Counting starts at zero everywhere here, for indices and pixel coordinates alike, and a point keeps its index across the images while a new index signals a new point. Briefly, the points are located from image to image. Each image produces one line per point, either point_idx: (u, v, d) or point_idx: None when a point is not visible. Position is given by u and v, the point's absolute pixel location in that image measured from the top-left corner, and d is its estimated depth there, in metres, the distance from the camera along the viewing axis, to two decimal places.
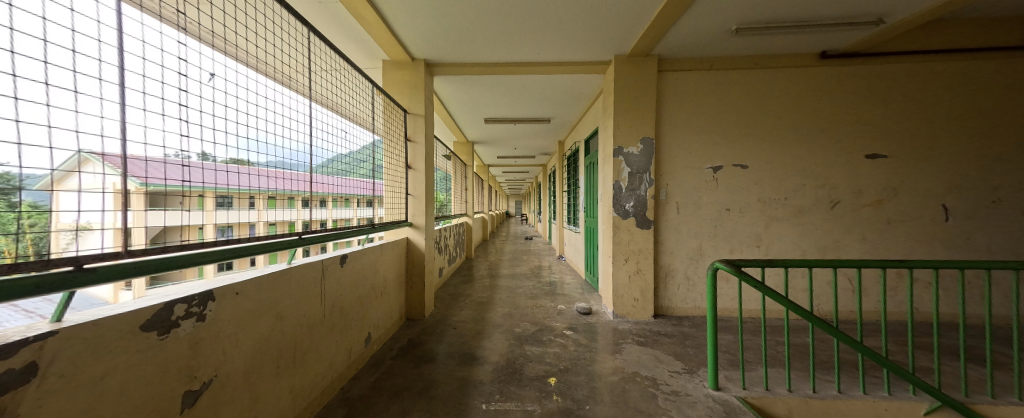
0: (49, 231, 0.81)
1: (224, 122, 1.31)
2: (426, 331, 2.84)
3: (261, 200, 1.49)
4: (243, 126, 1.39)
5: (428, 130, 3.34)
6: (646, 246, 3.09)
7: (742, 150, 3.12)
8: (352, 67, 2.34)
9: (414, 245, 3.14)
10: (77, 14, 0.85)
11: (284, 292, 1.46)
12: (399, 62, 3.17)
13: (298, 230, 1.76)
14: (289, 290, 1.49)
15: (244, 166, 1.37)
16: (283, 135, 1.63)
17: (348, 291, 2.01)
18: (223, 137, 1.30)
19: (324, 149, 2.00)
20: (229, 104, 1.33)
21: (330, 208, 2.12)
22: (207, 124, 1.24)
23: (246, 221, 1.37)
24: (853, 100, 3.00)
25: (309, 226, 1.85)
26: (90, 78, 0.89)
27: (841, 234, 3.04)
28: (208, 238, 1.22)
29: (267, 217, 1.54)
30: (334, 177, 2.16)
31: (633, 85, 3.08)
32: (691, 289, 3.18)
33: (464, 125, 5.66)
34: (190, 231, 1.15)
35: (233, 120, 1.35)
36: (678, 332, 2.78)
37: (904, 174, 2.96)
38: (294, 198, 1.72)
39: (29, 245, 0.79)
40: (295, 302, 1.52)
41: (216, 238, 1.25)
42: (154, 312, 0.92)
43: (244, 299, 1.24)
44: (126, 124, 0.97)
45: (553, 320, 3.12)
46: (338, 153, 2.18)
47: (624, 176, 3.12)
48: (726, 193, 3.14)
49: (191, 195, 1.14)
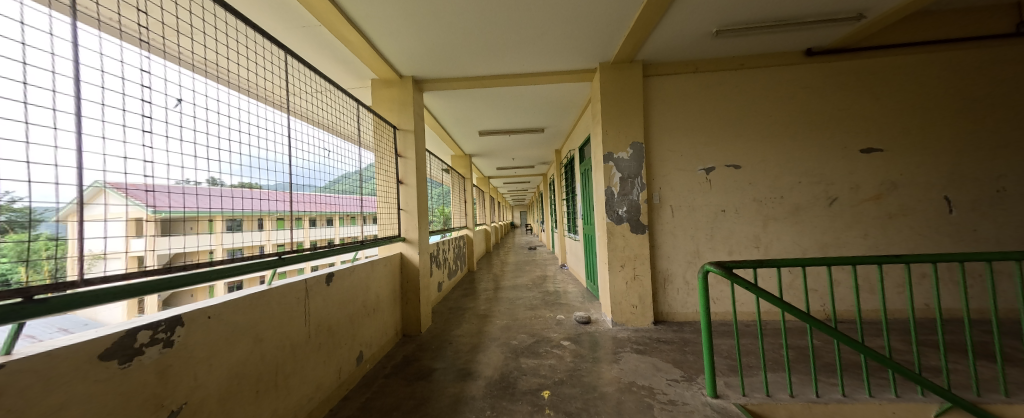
0: (65, 259, 0.91)
1: (196, 147, 1.30)
2: (421, 346, 2.80)
3: (269, 221, 1.66)
4: (214, 151, 1.39)
5: (419, 145, 3.39)
6: (642, 251, 3.04)
7: (733, 150, 3.10)
8: (337, 87, 2.38)
9: (408, 259, 3.14)
10: (28, 47, 0.84)
11: (263, 314, 1.46)
12: (390, 80, 3.26)
13: (306, 248, 1.96)
14: (267, 310, 1.48)
15: (256, 189, 1.56)
16: (259, 156, 1.62)
17: (335, 309, 2.00)
18: (194, 162, 1.28)
19: (307, 169, 2.02)
20: (199, 128, 1.33)
21: (337, 226, 2.25)
22: (176, 150, 1.22)
23: (252, 242, 1.54)
24: (842, 95, 2.98)
25: (318, 244, 2.08)
26: (41, 109, 0.86)
27: (841, 230, 2.97)
28: (217, 258, 1.39)
29: (274, 237, 1.69)
30: (342, 196, 2.39)
31: (619, 90, 3.10)
32: (691, 294, 3.10)
33: (459, 138, 5.73)
34: (197, 254, 1.27)
35: (204, 144, 1.34)
36: (678, 338, 2.71)
37: (901, 167, 2.91)
38: (301, 218, 1.94)
39: (47, 271, 0.88)
40: (275, 324, 1.52)
41: (226, 257, 1.44)
42: (114, 340, 0.93)
43: (217, 323, 1.25)
44: (81, 153, 0.93)
45: (552, 331, 3.06)
46: (339, 174, 2.38)
47: (616, 182, 3.10)
48: (720, 194, 3.10)
49: (199, 220, 1.28)
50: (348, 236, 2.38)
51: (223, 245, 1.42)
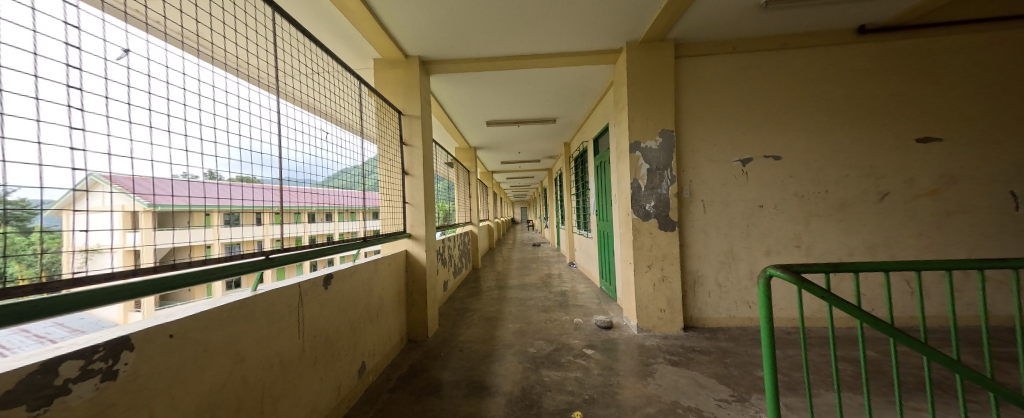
0: (60, 254, 0.78)
1: (150, 114, 1.01)
2: (429, 354, 2.54)
3: (267, 215, 1.47)
4: (177, 120, 1.09)
5: (426, 134, 3.09)
6: (671, 250, 2.76)
7: (773, 139, 2.80)
8: (344, 68, 2.20)
9: (414, 258, 2.87)
10: None
11: (248, 327, 1.15)
12: (394, 60, 2.95)
13: (305, 244, 1.74)
14: (257, 322, 1.19)
15: (251, 183, 1.37)
16: (237, 133, 1.33)
17: (334, 317, 1.72)
18: (145, 133, 0.99)
19: (302, 163, 1.74)
20: (153, 91, 1.03)
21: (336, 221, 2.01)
22: (118, 115, 0.92)
23: (252, 237, 1.38)
24: (897, 79, 2.68)
25: (316, 240, 1.83)
26: None
27: (893, 228, 2.69)
28: (215, 254, 1.19)
29: (273, 232, 1.51)
30: (344, 190, 2.13)
31: (648, 72, 2.80)
32: (723, 297, 2.83)
33: (464, 129, 5.42)
34: (197, 250, 1.13)
35: (159, 111, 1.04)
36: (715, 347, 2.44)
37: (961, 159, 2.62)
38: (300, 213, 1.70)
39: (42, 268, 0.76)
40: (263, 339, 1.21)
41: (225, 254, 1.25)
42: (19, 380, 0.61)
43: (184, 343, 0.91)
44: None
45: (571, 337, 2.79)
46: (336, 168, 2.06)
47: (643, 174, 2.81)
48: (758, 188, 2.82)
49: (197, 213, 1.12)
50: (347, 232, 2.15)
51: (221, 240, 1.24)
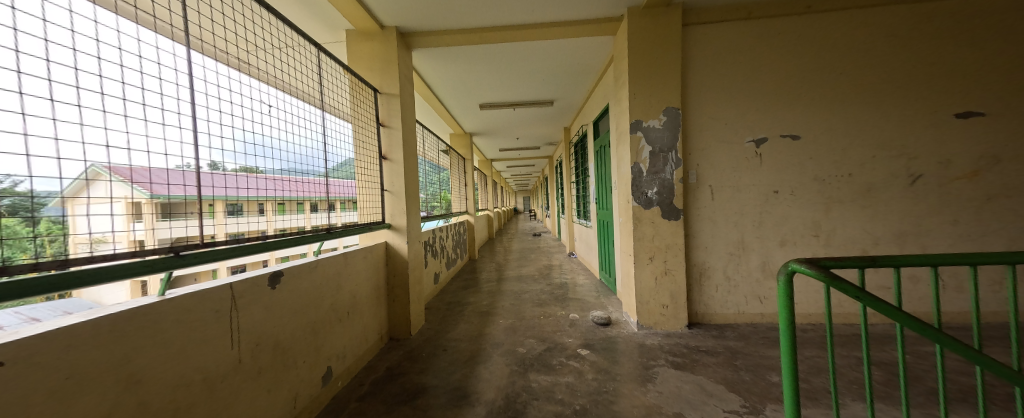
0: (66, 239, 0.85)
1: (104, 99, 0.93)
2: (410, 354, 2.34)
3: (270, 205, 1.62)
4: (168, 113, 1.15)
5: (407, 115, 2.82)
6: (674, 241, 2.51)
7: (792, 117, 2.50)
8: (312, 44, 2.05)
9: (394, 250, 2.65)
10: None
11: (136, 344, 0.93)
12: (369, 33, 2.67)
13: (308, 233, 1.86)
14: (149, 337, 0.97)
15: (254, 173, 1.49)
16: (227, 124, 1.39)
17: (285, 319, 1.52)
18: (101, 118, 0.92)
19: (299, 155, 1.82)
20: (105, 73, 0.95)
21: (309, 213, 1.87)
22: (116, 110, 0.96)
23: (255, 227, 1.53)
24: (937, 44, 2.34)
25: (318, 229, 1.95)
26: None
27: (924, 215, 2.41)
28: (221, 238, 1.32)
29: (276, 223, 1.65)
30: (345, 182, 2.29)
31: (652, 42, 2.49)
32: (732, 291, 2.59)
33: (457, 112, 5.12)
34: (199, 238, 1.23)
35: (153, 105, 1.09)
36: (722, 346, 2.22)
37: (1006, 136, 2.31)
38: (302, 202, 1.84)
39: (49, 247, 0.83)
40: (162, 357, 1.00)
41: (231, 240, 1.37)
42: None
43: (17, 373, 0.70)
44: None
45: (565, 335, 2.58)
46: (343, 158, 2.28)
47: (645, 157, 2.54)
48: (772, 171, 2.54)
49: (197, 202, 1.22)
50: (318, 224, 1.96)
51: (226, 230, 1.37)
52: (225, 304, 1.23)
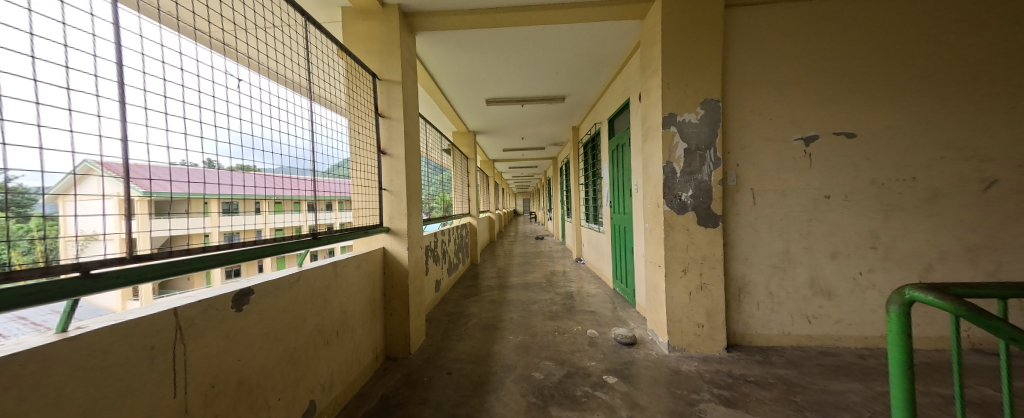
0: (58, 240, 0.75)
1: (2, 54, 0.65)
2: (409, 379, 2.03)
3: (268, 203, 1.37)
4: (150, 95, 0.96)
5: (409, 105, 2.51)
6: (712, 251, 2.21)
7: (846, 112, 2.20)
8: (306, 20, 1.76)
9: (393, 256, 2.34)
10: None
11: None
12: (367, 11, 2.36)
13: (305, 234, 1.60)
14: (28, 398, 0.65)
15: (250, 172, 1.27)
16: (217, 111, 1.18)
17: (255, 349, 1.20)
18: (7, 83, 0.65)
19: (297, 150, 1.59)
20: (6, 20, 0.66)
21: (305, 211, 1.62)
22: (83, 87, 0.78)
23: (252, 226, 1.29)
24: (1014, 31, 2.05)
25: (318, 230, 1.70)
26: None
27: (998, 226, 2.11)
28: (215, 242, 1.11)
29: (274, 221, 1.41)
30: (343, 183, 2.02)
31: (688, 24, 2.19)
32: (775, 309, 2.29)
33: (461, 107, 4.81)
34: (196, 238, 1.05)
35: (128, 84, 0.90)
36: (771, 375, 1.92)
37: None
38: (299, 202, 1.58)
39: (39, 253, 0.72)
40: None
41: (226, 242, 1.15)
42: None
43: None
44: None
45: (585, 357, 2.27)
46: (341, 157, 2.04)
47: (679, 156, 2.24)
48: (823, 174, 2.23)
49: (195, 200, 1.05)
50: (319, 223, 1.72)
51: (220, 228, 1.14)
52: (165, 336, 0.90)
